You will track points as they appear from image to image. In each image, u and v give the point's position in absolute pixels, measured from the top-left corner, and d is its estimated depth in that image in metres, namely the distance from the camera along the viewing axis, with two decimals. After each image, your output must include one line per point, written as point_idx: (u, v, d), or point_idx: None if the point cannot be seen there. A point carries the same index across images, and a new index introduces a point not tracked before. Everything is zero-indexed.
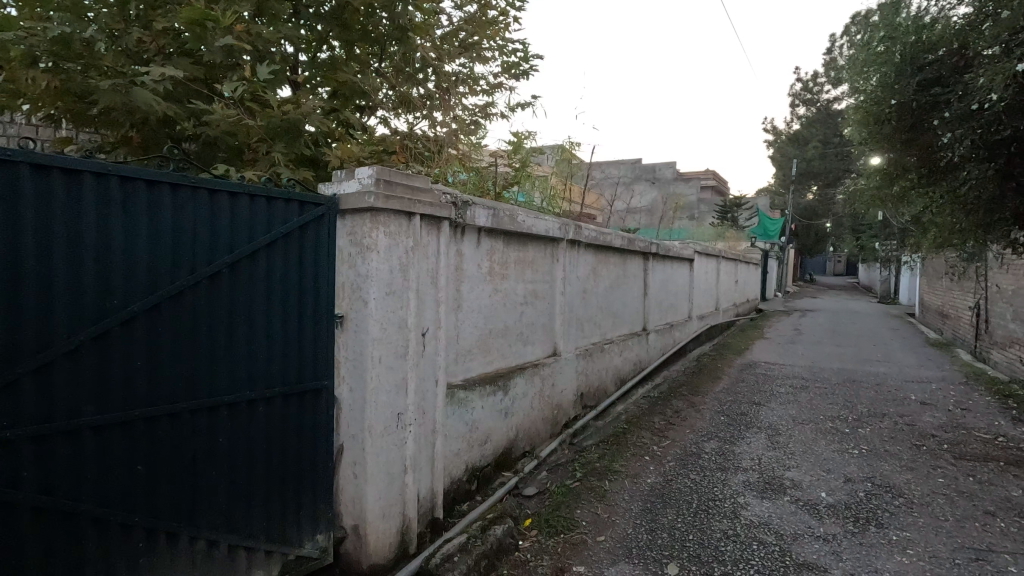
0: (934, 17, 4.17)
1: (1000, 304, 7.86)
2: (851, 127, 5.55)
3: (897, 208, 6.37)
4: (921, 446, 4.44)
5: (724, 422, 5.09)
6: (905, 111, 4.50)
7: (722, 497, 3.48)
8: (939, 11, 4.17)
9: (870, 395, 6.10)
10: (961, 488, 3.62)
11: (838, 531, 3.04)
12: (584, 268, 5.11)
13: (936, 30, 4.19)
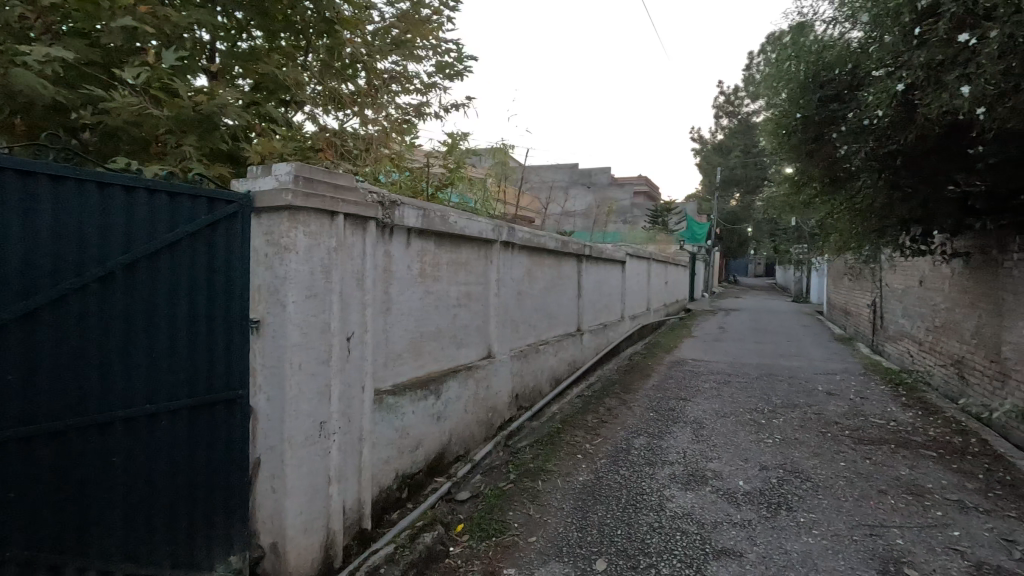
0: (833, 41, 4.42)
1: (892, 302, 8.73)
2: (765, 139, 5.96)
3: (804, 214, 6.92)
4: (826, 433, 4.82)
5: (653, 417, 5.29)
6: (809, 124, 4.86)
7: (649, 491, 3.60)
8: (837, 36, 4.40)
9: (783, 387, 6.56)
10: (859, 470, 3.96)
11: (753, 516, 3.22)
12: (518, 270, 5.14)
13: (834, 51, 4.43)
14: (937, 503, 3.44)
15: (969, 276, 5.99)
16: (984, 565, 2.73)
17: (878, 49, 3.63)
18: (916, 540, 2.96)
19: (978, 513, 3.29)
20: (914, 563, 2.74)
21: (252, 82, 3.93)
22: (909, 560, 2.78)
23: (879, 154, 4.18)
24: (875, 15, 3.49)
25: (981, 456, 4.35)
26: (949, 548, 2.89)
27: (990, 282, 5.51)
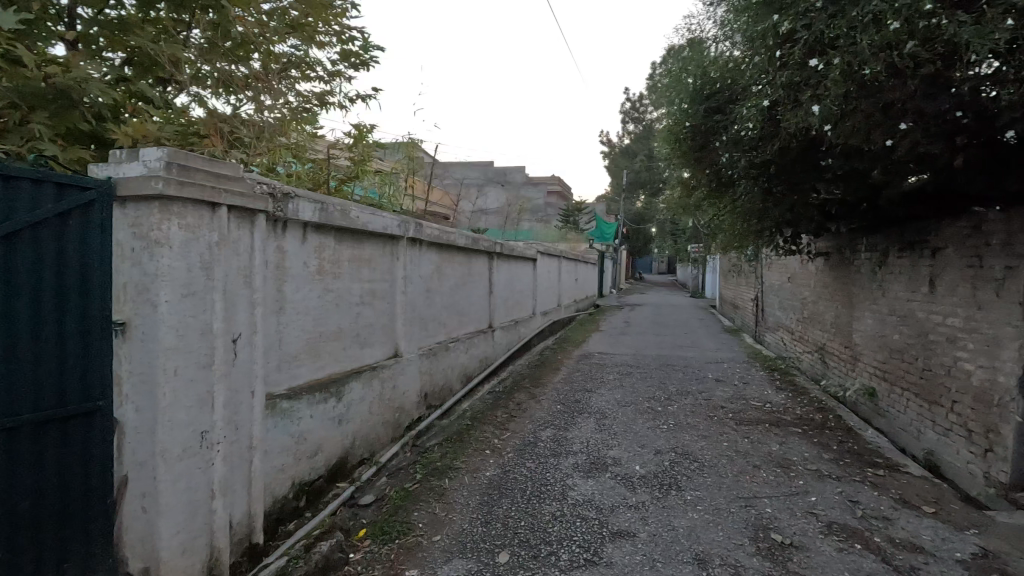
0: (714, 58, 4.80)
1: (770, 296, 9.75)
2: (661, 146, 6.38)
3: (695, 216, 7.51)
4: (713, 416, 5.27)
5: (560, 410, 5.48)
6: (696, 133, 5.27)
7: (553, 481, 3.72)
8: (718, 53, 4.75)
9: (678, 376, 7.07)
10: (739, 448, 4.39)
11: (646, 498, 3.44)
12: (427, 267, 5.07)
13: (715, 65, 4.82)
14: (800, 473, 3.90)
15: (829, 273, 6.84)
16: (834, 525, 3.14)
17: (746, 65, 3.70)
18: (781, 507, 3.34)
19: (831, 480, 3.78)
20: (779, 528, 3.08)
21: (125, 57, 3.55)
22: (775, 525, 3.12)
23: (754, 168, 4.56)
24: (747, 33, 3.61)
25: (836, 429, 4.99)
26: (807, 512, 3.29)
27: (844, 278, 6.33)
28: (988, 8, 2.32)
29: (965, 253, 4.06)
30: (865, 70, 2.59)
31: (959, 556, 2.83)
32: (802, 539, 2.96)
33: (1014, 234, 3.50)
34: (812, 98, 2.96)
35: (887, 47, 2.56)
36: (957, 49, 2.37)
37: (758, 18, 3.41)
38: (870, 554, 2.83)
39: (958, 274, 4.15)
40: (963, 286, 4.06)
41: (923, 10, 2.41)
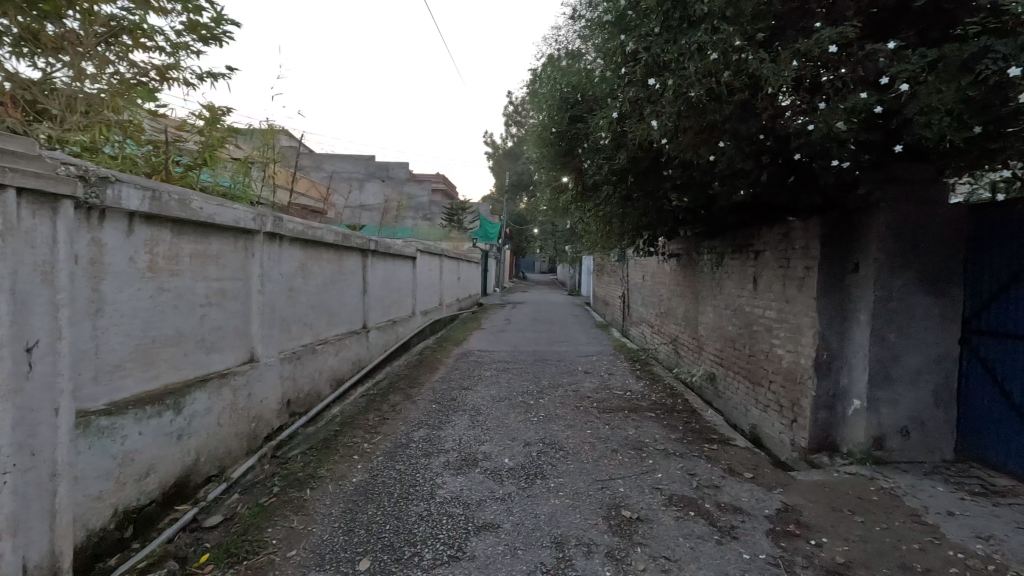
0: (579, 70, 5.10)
1: (634, 293, 10.66)
2: (533, 150, 6.62)
3: (565, 218, 7.94)
4: (580, 406, 5.63)
5: (435, 409, 5.45)
6: (563, 139, 5.54)
7: (422, 481, 3.69)
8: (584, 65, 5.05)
9: (551, 370, 7.43)
10: (600, 434, 4.74)
11: (512, 489, 3.56)
12: (289, 265, 4.72)
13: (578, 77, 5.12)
14: (650, 453, 4.32)
15: (680, 272, 7.67)
16: (674, 496, 3.52)
17: (599, 77, 3.96)
18: (632, 486, 3.67)
19: (675, 457, 4.24)
20: (628, 505, 3.38)
21: None
22: (625, 503, 3.41)
23: (610, 175, 4.93)
24: (601, 48, 3.87)
25: (682, 411, 5.61)
26: (653, 487, 3.66)
27: (691, 277, 7.14)
28: (781, 49, 2.75)
29: (778, 255, 4.80)
30: (691, 92, 2.89)
31: (767, 512, 3.34)
32: (647, 513, 3.28)
33: (811, 241, 4.22)
34: (651, 113, 3.24)
35: (709, 74, 2.86)
36: (757, 81, 2.77)
37: (609, 36, 3.67)
38: (700, 519, 3.22)
39: (773, 274, 4.89)
40: (776, 284, 4.80)
41: (735, 46, 2.75)
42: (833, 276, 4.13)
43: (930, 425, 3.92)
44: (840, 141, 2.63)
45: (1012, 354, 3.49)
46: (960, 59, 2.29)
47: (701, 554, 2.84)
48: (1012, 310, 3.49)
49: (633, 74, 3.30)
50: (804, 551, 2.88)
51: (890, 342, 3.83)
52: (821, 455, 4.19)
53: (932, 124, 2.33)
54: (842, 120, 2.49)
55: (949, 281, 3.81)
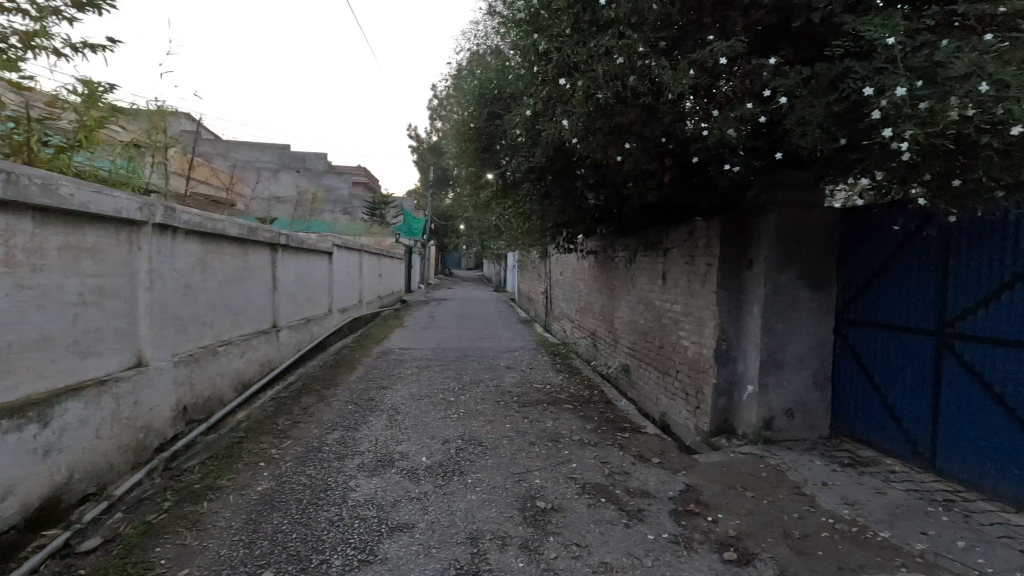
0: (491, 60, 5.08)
1: (556, 289, 10.94)
2: (452, 145, 6.55)
3: (486, 214, 7.95)
4: (500, 401, 5.69)
5: (351, 409, 5.26)
6: (481, 135, 5.53)
7: (334, 485, 3.55)
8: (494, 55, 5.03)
9: (473, 366, 7.44)
10: (519, 428, 4.81)
11: (429, 488, 3.52)
12: (185, 260, 4.33)
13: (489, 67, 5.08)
14: (566, 444, 4.45)
15: (597, 268, 7.97)
16: (587, 485, 3.66)
17: (514, 74, 3.97)
18: (548, 477, 3.76)
19: (589, 447, 4.40)
20: (543, 496, 3.46)
21: None
22: (541, 494, 3.49)
23: (527, 173, 4.99)
24: (516, 45, 3.88)
25: (598, 402, 5.83)
26: (568, 477, 3.77)
27: (607, 273, 7.45)
28: (681, 58, 2.92)
29: (684, 253, 5.12)
30: (598, 94, 2.97)
31: (671, 493, 3.56)
32: (561, 503, 3.37)
33: (712, 240, 4.54)
34: (562, 113, 3.29)
35: (616, 78, 2.96)
36: (659, 87, 2.92)
37: (524, 34, 3.69)
38: (611, 504, 3.37)
39: (679, 270, 5.21)
40: (682, 280, 5.12)
41: (640, 52, 2.88)
42: (730, 272, 4.47)
43: (810, 406, 4.37)
44: (731, 146, 2.84)
45: (875, 341, 3.96)
46: (829, 77, 2.54)
47: (610, 538, 2.96)
48: (874, 303, 3.96)
49: (544, 73, 3.33)
50: (702, 528, 3.10)
51: (778, 332, 4.22)
52: (720, 438, 4.53)
53: (806, 134, 2.57)
54: (732, 127, 2.69)
55: (826, 277, 4.26)
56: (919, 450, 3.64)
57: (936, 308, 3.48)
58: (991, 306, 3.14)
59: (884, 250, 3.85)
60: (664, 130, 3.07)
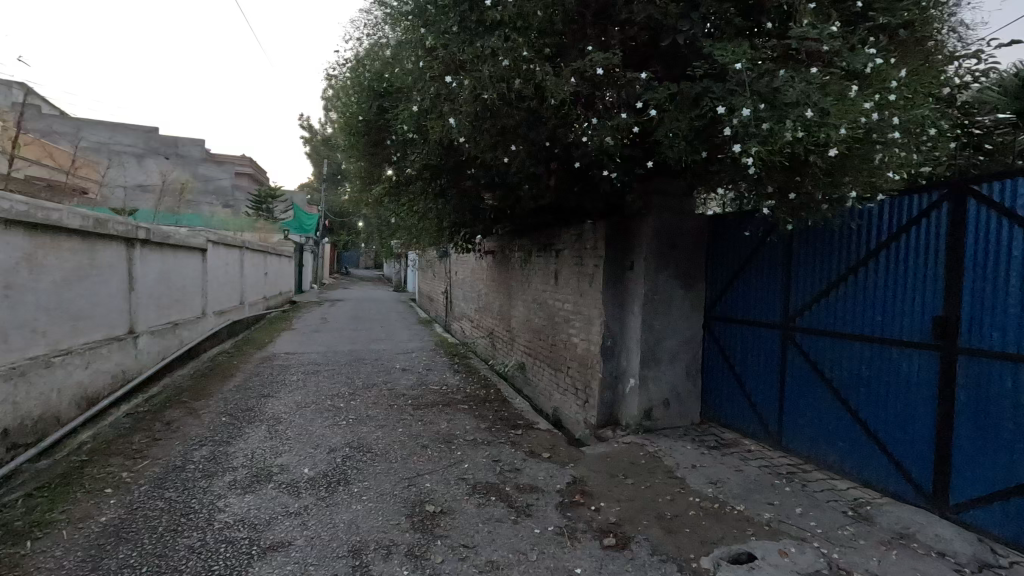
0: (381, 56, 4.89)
1: (455, 289, 10.90)
2: (341, 138, 6.22)
3: (379, 212, 7.67)
4: (393, 405, 5.52)
5: (225, 422, 4.79)
6: (371, 129, 5.31)
7: (198, 507, 3.20)
8: (383, 50, 4.85)
9: (367, 369, 7.16)
10: (411, 432, 4.71)
11: (310, 501, 3.31)
12: (5, 255, 3.64)
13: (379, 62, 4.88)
14: (459, 445, 4.43)
15: (494, 268, 8.07)
16: (478, 484, 3.66)
17: (401, 67, 3.83)
18: (439, 479, 3.72)
19: (482, 446, 4.42)
20: (432, 499, 3.41)
21: None
22: (430, 498, 3.43)
23: (418, 171, 4.88)
24: (403, 39, 3.76)
25: (493, 401, 5.89)
26: (459, 478, 3.76)
27: (504, 273, 7.57)
28: (563, 66, 3.03)
29: (573, 254, 5.34)
30: (484, 95, 2.98)
31: (558, 486, 3.69)
32: (451, 505, 3.34)
33: (599, 242, 4.79)
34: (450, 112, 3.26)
35: (501, 80, 2.99)
36: (543, 92, 3.01)
37: (410, 28, 3.60)
38: (500, 502, 3.40)
39: (570, 271, 5.43)
40: (572, 280, 5.34)
41: (524, 56, 2.94)
42: (614, 273, 4.74)
43: (683, 395, 4.77)
44: (610, 152, 3.00)
45: (735, 334, 4.43)
46: (691, 94, 2.78)
47: (498, 536, 2.99)
48: (735, 300, 4.42)
49: (430, 69, 3.26)
50: (586, 518, 3.24)
51: (655, 328, 4.55)
52: (606, 429, 4.79)
53: (673, 145, 2.79)
54: (609, 135, 2.84)
55: (696, 277, 4.67)
56: (769, 430, 4.13)
57: (782, 304, 3.97)
58: (823, 303, 3.64)
59: (742, 253, 4.32)
60: (549, 134, 3.16)
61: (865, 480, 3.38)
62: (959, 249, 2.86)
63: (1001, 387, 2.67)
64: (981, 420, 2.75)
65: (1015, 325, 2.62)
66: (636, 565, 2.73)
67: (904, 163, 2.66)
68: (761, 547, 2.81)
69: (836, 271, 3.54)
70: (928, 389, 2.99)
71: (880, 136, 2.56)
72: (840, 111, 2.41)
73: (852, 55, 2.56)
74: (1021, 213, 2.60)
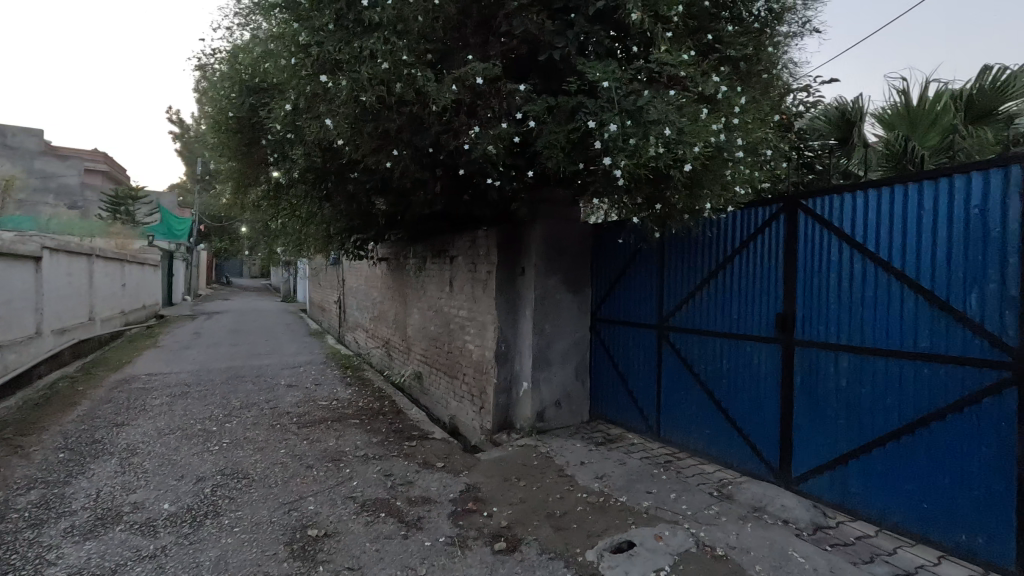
0: (252, 49, 4.55)
1: (348, 298, 10.42)
2: (208, 135, 5.67)
3: (255, 216, 7.09)
4: (276, 425, 5.12)
5: (63, 458, 4.11)
6: (244, 127, 4.91)
7: (21, 563, 2.69)
8: (256, 44, 4.52)
9: (246, 388, 6.57)
10: (295, 452, 4.39)
11: (169, 541, 2.94)
12: None
13: (250, 56, 4.55)
14: (348, 462, 4.22)
15: (389, 276, 7.84)
16: (367, 502, 3.50)
17: (273, 62, 3.58)
18: (324, 501, 3.50)
19: (373, 461, 4.24)
20: (316, 523, 3.19)
21: None
22: (314, 521, 3.22)
23: (297, 173, 4.58)
24: (276, 32, 3.53)
25: (387, 413, 5.70)
26: (347, 497, 3.56)
27: (399, 281, 7.38)
28: (446, 73, 3.04)
29: (467, 261, 5.36)
30: (362, 96, 2.89)
31: (451, 495, 3.64)
32: (336, 526, 3.16)
33: (491, 248, 4.85)
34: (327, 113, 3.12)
35: (381, 83, 2.93)
36: (425, 97, 2.99)
37: (283, 21, 3.39)
38: (390, 518, 3.28)
39: (463, 277, 5.43)
40: (466, 286, 5.35)
41: (404, 60, 2.91)
42: (506, 279, 4.82)
43: (574, 395, 4.97)
44: (493, 160, 3.05)
45: (618, 335, 4.71)
46: (567, 108, 2.95)
47: (386, 553, 2.88)
48: (617, 302, 4.72)
49: (304, 66, 3.09)
50: (478, 524, 3.24)
51: (546, 331, 4.70)
52: (501, 434, 4.84)
53: (552, 156, 2.92)
54: (491, 144, 2.90)
55: (582, 282, 4.90)
56: (648, 423, 4.44)
57: (657, 305, 4.31)
58: (691, 303, 4.01)
59: (622, 259, 4.63)
60: (433, 139, 3.14)
61: (728, 462, 3.75)
62: (793, 254, 3.30)
63: (827, 372, 3.11)
64: (814, 401, 3.18)
65: (836, 319, 3.07)
66: (525, 566, 2.77)
67: (748, 179, 3.02)
68: (639, 534, 3.00)
69: (701, 275, 3.92)
70: (774, 377, 3.41)
71: (728, 154, 2.89)
72: (695, 130, 2.68)
73: (703, 81, 2.87)
74: (836, 224, 3.07)
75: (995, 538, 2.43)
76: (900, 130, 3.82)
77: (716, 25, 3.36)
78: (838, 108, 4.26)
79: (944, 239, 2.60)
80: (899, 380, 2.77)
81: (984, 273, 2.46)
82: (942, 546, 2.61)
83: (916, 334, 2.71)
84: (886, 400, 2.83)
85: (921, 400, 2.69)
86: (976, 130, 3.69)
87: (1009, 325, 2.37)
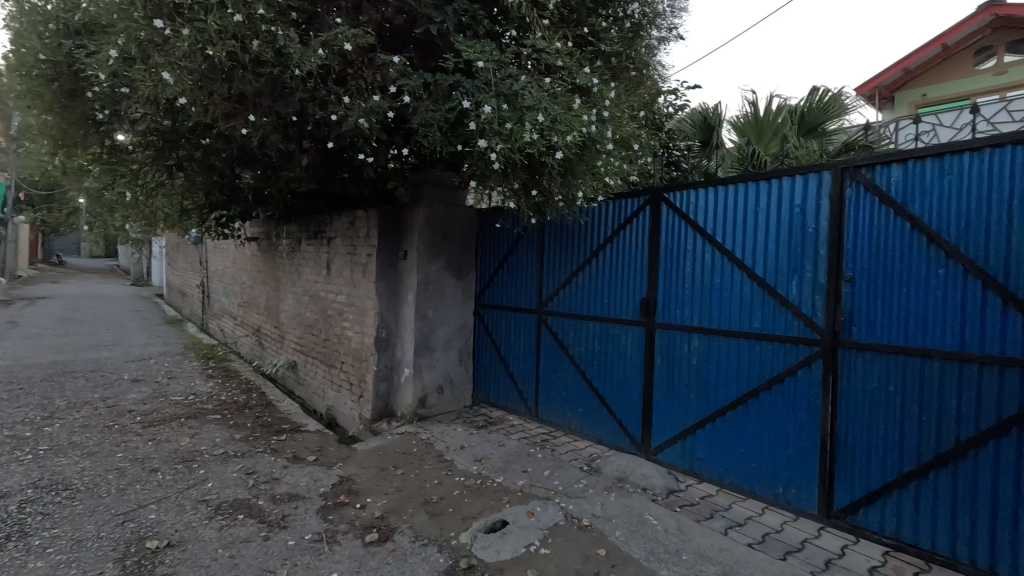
0: None
1: (213, 282, 9.38)
2: (14, 80, 4.67)
3: (83, 183, 6.02)
4: (113, 426, 4.45)
5: None
6: (63, 74, 4.12)
7: None
8: None
9: (77, 385, 5.63)
10: (137, 456, 3.85)
11: None
12: None
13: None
14: (202, 462, 3.80)
15: (260, 257, 7.18)
16: (222, 504, 3.18)
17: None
18: (168, 508, 3.10)
19: (233, 460, 3.87)
20: (157, 533, 2.83)
21: None
22: (154, 531, 2.84)
23: (136, 134, 3.95)
24: None
25: (255, 407, 5.23)
26: (198, 502, 3.20)
27: (271, 263, 6.77)
28: (313, 36, 2.82)
29: (345, 243, 5.06)
30: (210, 50, 2.57)
31: (322, 490, 3.44)
32: (182, 535, 2.82)
33: (371, 230, 4.62)
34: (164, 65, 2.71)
35: (233, 37, 2.63)
36: (287, 59, 2.74)
37: None
38: (249, 520, 3.01)
39: (342, 261, 5.12)
40: (344, 270, 5.06)
41: (261, 15, 2.63)
42: (387, 262, 4.63)
43: (456, 380, 4.95)
44: (366, 132, 2.90)
45: (500, 320, 4.79)
46: (444, 87, 2.91)
47: (241, 558, 2.64)
48: (500, 288, 4.78)
49: (134, 7, 2.65)
50: (349, 517, 3.10)
51: (428, 316, 4.61)
52: (381, 423, 4.68)
53: (429, 135, 2.86)
54: (363, 117, 2.81)
55: (466, 267, 4.88)
56: (528, 404, 4.58)
57: (537, 290, 4.44)
58: (567, 289, 4.19)
59: (505, 245, 4.69)
60: (298, 107, 2.90)
61: (598, 438, 4.00)
62: (657, 243, 3.57)
63: (682, 351, 3.43)
64: (670, 378, 3.49)
65: (689, 303, 3.38)
66: (397, 556, 2.70)
67: (618, 171, 3.21)
68: (513, 513, 3.07)
69: (577, 261, 4.09)
70: (637, 357, 3.68)
71: (599, 146, 3.02)
72: (567, 120, 2.76)
73: (576, 72, 2.97)
74: (692, 217, 3.37)
75: (803, 488, 2.87)
76: (749, 136, 4.40)
77: (592, 19, 3.49)
78: (701, 112, 4.64)
79: (774, 233, 2.98)
80: (737, 357, 3.14)
81: (802, 263, 2.85)
82: (766, 498, 3.02)
83: (751, 315, 3.08)
84: (726, 375, 3.20)
85: (753, 374, 3.07)
86: (806, 140, 4.23)
87: (819, 308, 2.79)
